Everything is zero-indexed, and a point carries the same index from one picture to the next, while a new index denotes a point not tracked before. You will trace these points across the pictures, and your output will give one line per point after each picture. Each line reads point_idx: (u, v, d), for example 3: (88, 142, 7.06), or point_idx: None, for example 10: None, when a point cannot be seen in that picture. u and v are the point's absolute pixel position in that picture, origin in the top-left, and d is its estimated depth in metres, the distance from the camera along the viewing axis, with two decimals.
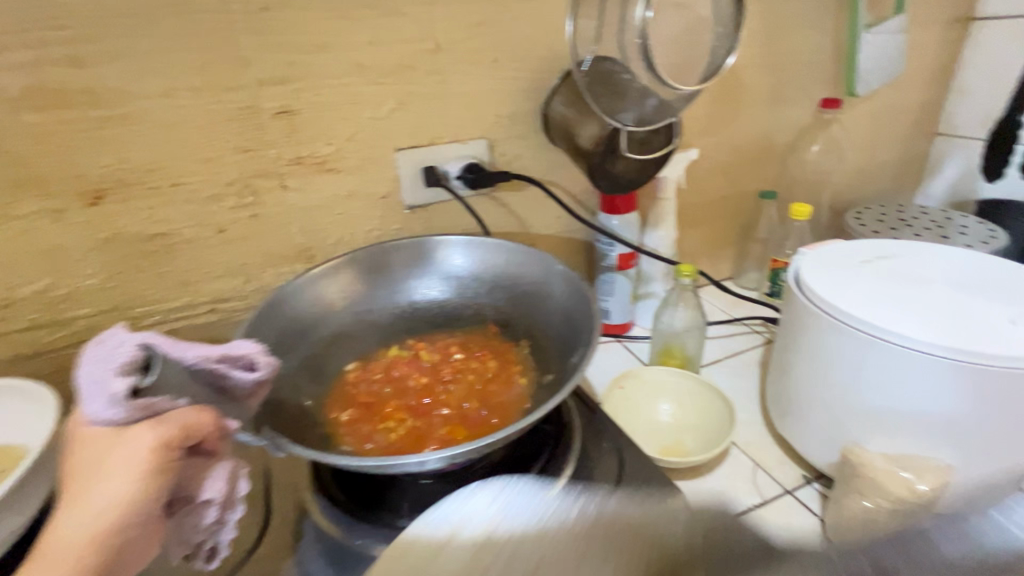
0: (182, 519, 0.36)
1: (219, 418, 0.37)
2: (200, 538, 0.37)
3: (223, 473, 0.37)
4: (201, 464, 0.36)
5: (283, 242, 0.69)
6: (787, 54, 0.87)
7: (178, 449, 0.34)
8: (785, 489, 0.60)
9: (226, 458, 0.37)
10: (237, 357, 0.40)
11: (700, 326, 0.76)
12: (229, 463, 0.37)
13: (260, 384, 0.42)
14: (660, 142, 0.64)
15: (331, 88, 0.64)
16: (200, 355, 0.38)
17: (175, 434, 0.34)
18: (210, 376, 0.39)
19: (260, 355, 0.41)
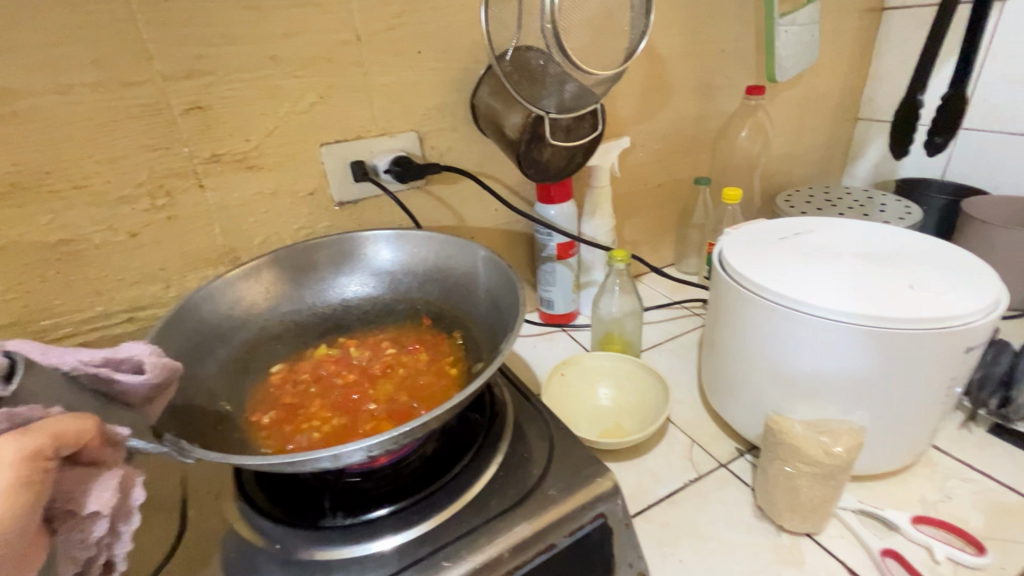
0: (69, 535, 0.34)
1: (100, 425, 0.36)
2: (91, 554, 0.35)
3: (112, 482, 0.35)
4: (83, 475, 0.35)
5: (205, 244, 0.66)
6: (711, 43, 0.90)
7: (53, 459, 0.32)
8: (719, 463, 0.61)
9: (115, 467, 0.36)
10: (122, 360, 0.41)
11: (637, 311, 0.77)
12: (118, 472, 0.36)
13: (154, 387, 0.42)
14: (585, 130, 0.66)
15: (246, 82, 0.62)
16: (77, 361, 0.39)
17: (47, 443, 0.32)
18: (91, 382, 0.40)
19: (149, 357, 0.41)
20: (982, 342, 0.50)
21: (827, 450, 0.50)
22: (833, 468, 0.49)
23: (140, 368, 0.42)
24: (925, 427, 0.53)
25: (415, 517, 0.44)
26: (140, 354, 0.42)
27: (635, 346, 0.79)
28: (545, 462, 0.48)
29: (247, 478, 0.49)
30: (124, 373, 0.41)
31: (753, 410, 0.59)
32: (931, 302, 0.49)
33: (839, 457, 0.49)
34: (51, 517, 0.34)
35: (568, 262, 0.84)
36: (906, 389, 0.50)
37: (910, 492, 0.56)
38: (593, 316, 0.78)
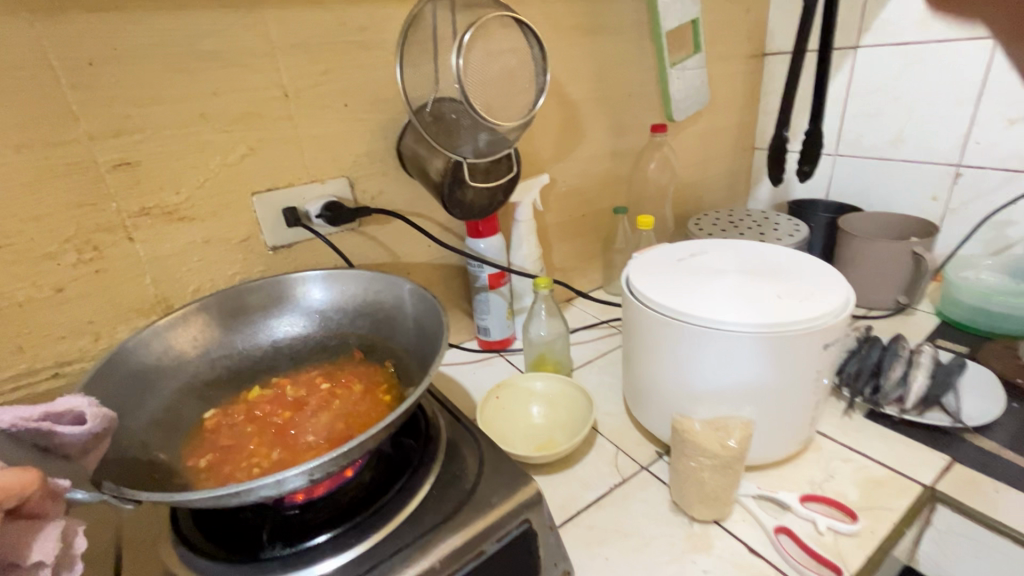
0: None
1: (43, 478, 0.37)
2: None
3: (55, 533, 0.37)
4: (24, 527, 0.36)
5: (136, 295, 0.67)
6: (616, 88, 1.01)
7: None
8: (641, 466, 0.67)
9: (55, 519, 0.38)
10: (62, 413, 0.42)
11: (564, 332, 0.84)
12: (59, 522, 0.38)
13: (95, 437, 0.43)
14: (502, 171, 0.73)
15: (175, 138, 0.65)
16: (16, 417, 0.40)
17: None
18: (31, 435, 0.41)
19: (88, 409, 0.42)
20: (839, 339, 0.59)
21: (723, 444, 0.57)
22: (728, 458, 0.56)
23: (80, 419, 0.43)
24: (804, 416, 0.62)
25: (352, 540, 0.47)
26: (78, 406, 0.43)
27: (565, 365, 0.85)
28: (475, 477, 0.53)
29: (184, 520, 0.50)
30: (64, 425, 0.42)
31: (665, 414, 0.66)
32: (794, 307, 0.57)
33: (733, 448, 0.57)
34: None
35: (500, 291, 0.90)
36: (782, 384, 0.58)
37: (800, 475, 0.64)
38: (525, 340, 0.84)
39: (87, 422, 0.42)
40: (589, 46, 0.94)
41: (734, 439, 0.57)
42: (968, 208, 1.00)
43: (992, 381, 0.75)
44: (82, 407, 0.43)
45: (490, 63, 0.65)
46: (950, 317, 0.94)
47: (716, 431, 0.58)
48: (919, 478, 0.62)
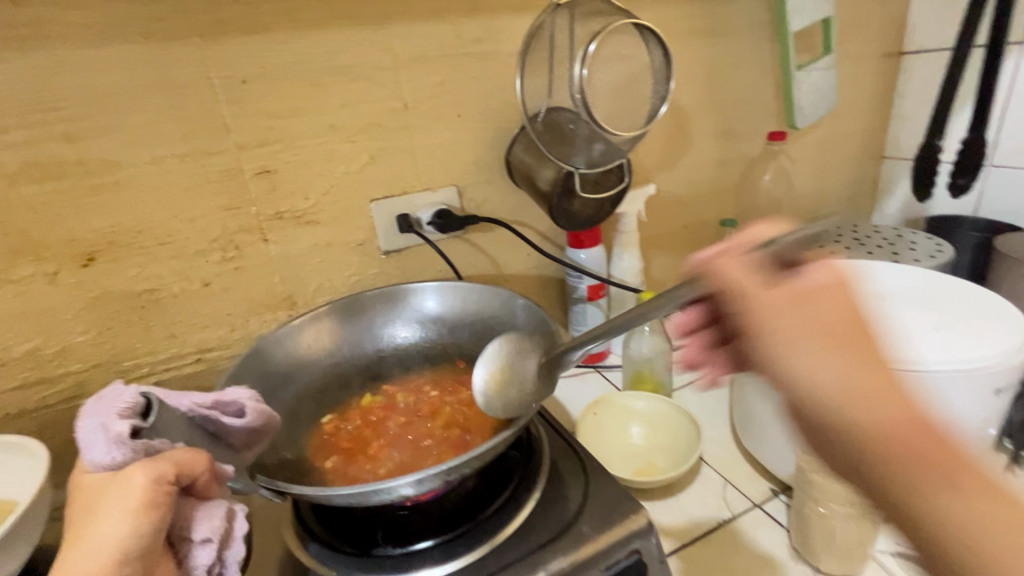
0: (183, 559, 0.40)
1: (213, 463, 0.43)
2: None
3: (218, 512, 0.42)
4: (196, 506, 0.42)
5: (266, 291, 0.73)
6: (730, 94, 0.95)
7: (173, 486, 0.39)
8: (754, 504, 0.62)
9: (220, 501, 0.43)
10: (228, 404, 0.48)
11: (667, 351, 0.80)
12: (222, 504, 0.42)
13: (252, 429, 0.49)
14: (610, 182, 0.71)
15: (307, 147, 0.70)
16: (191, 404, 0.46)
17: (169, 470, 0.39)
18: (203, 421, 0.47)
19: (249, 402, 0.48)
20: (1009, 385, 0.51)
21: (856, 491, 0.51)
22: (861, 507, 0.50)
23: (240, 411, 0.49)
24: None
25: (459, 549, 0.47)
26: (241, 400, 0.49)
27: (666, 385, 0.81)
28: (582, 498, 0.51)
29: (305, 508, 0.53)
30: (228, 415, 0.48)
31: (784, 449, 0.60)
32: (953, 345, 0.50)
33: (867, 497, 0.50)
34: (170, 540, 0.40)
35: (598, 303, 0.88)
36: None
37: None
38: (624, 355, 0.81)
39: (246, 414, 0.48)
40: (703, 50, 0.90)
41: (872, 488, 0.51)
42: None
43: None
44: (243, 400, 0.49)
45: (609, 73, 0.64)
46: None
47: (846, 476, 0.52)
48: None
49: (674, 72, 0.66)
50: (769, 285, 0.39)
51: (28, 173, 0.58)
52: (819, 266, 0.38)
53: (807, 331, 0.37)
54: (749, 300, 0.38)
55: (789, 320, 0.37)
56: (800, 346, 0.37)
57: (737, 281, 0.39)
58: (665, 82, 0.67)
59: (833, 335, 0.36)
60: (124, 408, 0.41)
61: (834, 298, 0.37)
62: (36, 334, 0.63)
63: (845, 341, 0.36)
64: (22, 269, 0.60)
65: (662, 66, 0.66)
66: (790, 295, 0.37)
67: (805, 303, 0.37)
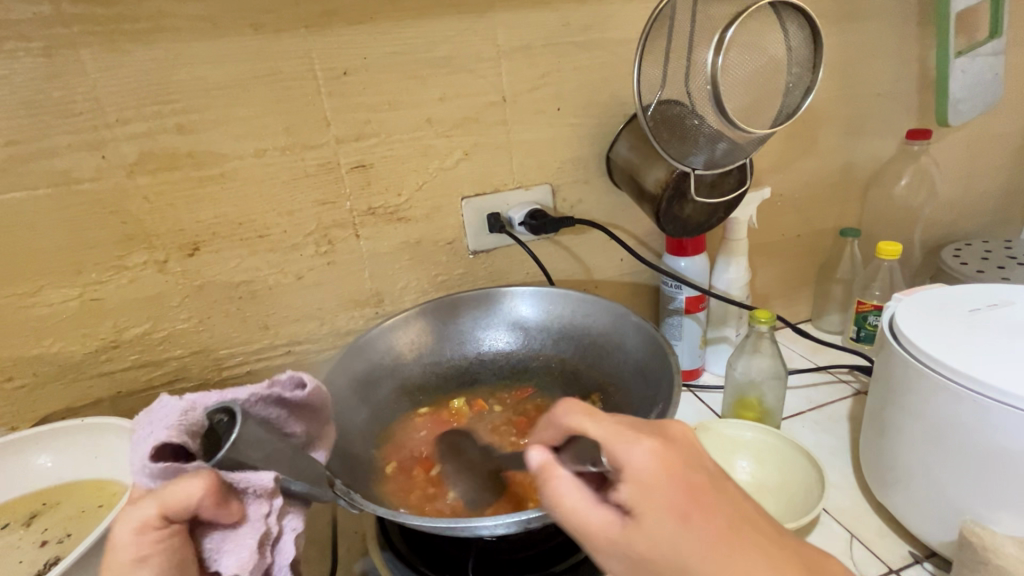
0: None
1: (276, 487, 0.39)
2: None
3: (242, 538, 0.36)
4: (216, 533, 0.36)
5: (355, 287, 0.72)
6: (863, 86, 0.83)
7: (168, 521, 0.34)
8: (889, 569, 0.54)
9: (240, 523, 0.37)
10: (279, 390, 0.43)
11: (781, 377, 0.70)
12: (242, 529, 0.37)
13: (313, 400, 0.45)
14: (730, 185, 0.63)
15: (403, 142, 0.67)
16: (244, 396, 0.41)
17: (153, 514, 0.34)
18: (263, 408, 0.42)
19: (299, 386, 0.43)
20: None
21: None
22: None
23: (295, 397, 0.44)
24: None
25: None
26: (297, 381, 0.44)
27: (775, 415, 0.72)
28: None
29: (389, 524, 0.52)
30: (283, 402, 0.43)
31: (930, 511, 0.51)
32: None
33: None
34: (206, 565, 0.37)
35: (696, 317, 0.81)
36: None
37: None
38: (728, 377, 0.73)
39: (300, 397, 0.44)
40: (836, 36, 0.79)
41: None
42: None
43: None
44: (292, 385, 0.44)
45: (744, 58, 0.55)
46: None
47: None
48: None
49: (820, 59, 0.57)
50: (632, 465, 0.32)
51: (144, 163, 0.59)
52: (641, 442, 0.33)
53: (691, 528, 0.31)
54: (647, 492, 0.31)
55: (655, 518, 0.31)
56: (681, 547, 0.30)
57: (626, 458, 0.32)
58: (807, 75, 0.58)
59: (696, 521, 0.31)
60: (189, 425, 0.37)
61: (681, 474, 0.32)
62: (145, 319, 0.65)
63: (729, 525, 0.31)
64: (136, 256, 0.62)
65: (806, 57, 0.58)
66: (636, 488, 0.32)
67: (649, 495, 0.31)
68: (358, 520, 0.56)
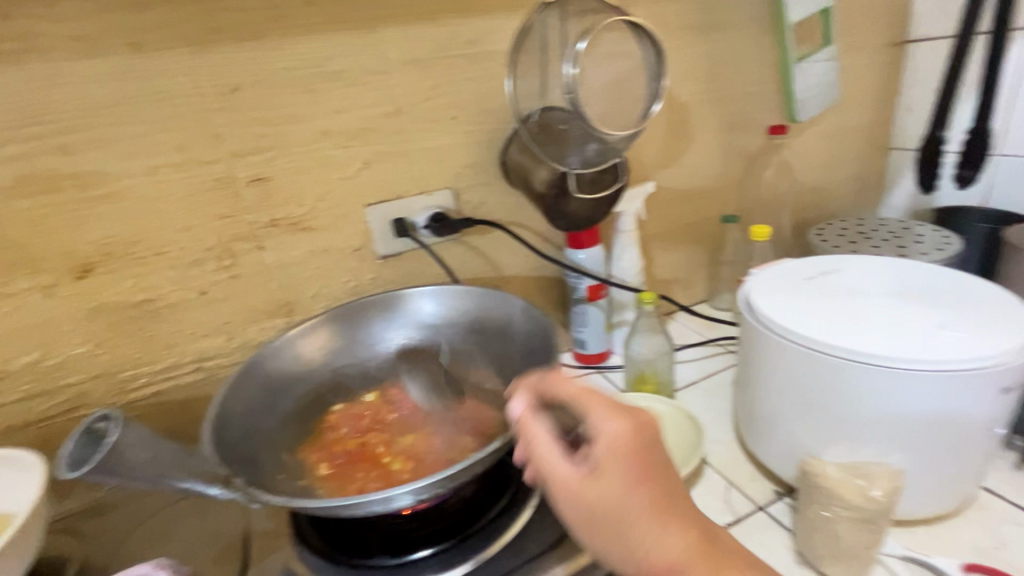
0: None
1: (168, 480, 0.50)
2: None
3: None
4: None
5: (263, 298, 0.73)
6: (729, 88, 0.94)
7: None
8: (757, 506, 0.62)
9: None
10: None
11: (668, 352, 0.79)
12: None
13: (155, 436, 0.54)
14: (608, 181, 0.70)
15: (300, 154, 0.69)
16: None
17: None
18: None
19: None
20: (1019, 383, 0.49)
21: (869, 493, 0.50)
22: (864, 509, 0.50)
23: None
24: (970, 470, 0.52)
25: (455, 559, 0.49)
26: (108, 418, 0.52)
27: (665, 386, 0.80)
28: None
29: (305, 522, 0.55)
30: None
31: (786, 451, 0.59)
32: (961, 344, 0.49)
33: (877, 500, 0.49)
34: None
35: (598, 304, 0.88)
36: (940, 429, 0.50)
37: (962, 538, 0.54)
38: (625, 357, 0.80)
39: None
40: (701, 46, 0.88)
41: (882, 493, 0.50)
42: None
43: None
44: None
45: (600, 67, 0.63)
46: None
47: (856, 477, 0.51)
48: None
49: (666, 65, 0.66)
50: (607, 434, 0.40)
51: (22, 187, 0.58)
52: (615, 419, 0.40)
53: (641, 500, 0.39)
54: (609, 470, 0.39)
55: (611, 482, 0.39)
56: (631, 510, 0.38)
57: (602, 430, 0.40)
58: (655, 79, 0.67)
59: (644, 489, 0.39)
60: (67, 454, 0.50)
61: (642, 456, 0.39)
62: (35, 347, 0.63)
63: (669, 499, 0.39)
64: (20, 281, 0.61)
65: (653, 63, 0.66)
66: (609, 451, 0.39)
67: (617, 464, 0.39)
68: (272, 520, 0.57)
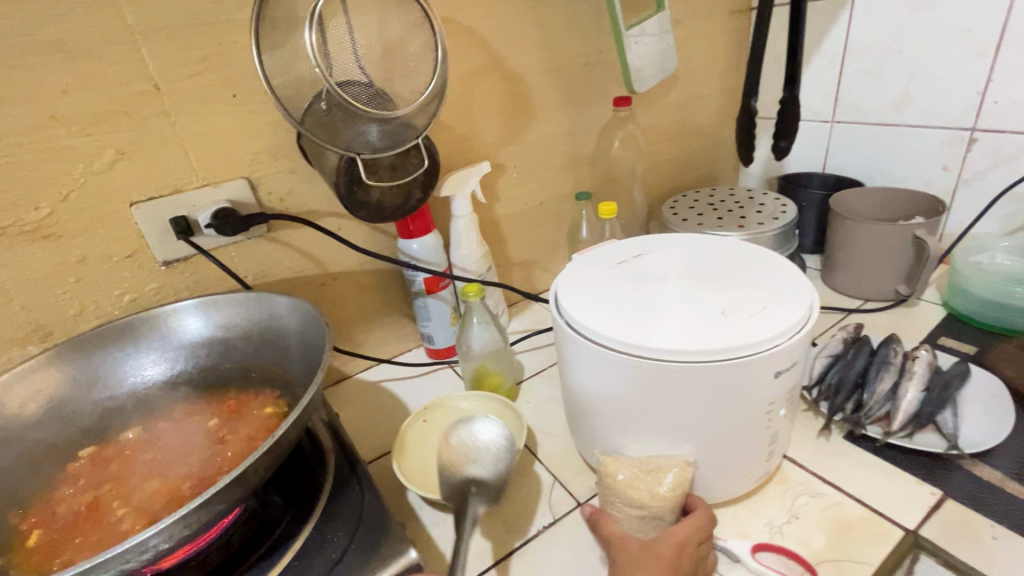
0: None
1: None
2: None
3: None
4: None
5: (3, 324, 0.60)
6: (570, 58, 0.89)
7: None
8: (577, 502, 0.60)
9: None
10: None
11: (505, 470, 0.58)
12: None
13: None
14: (413, 164, 0.63)
15: (22, 146, 0.56)
16: None
17: None
18: None
19: None
20: (795, 363, 0.48)
21: (656, 488, 0.50)
22: (649, 505, 0.50)
23: None
24: (757, 449, 0.51)
25: None
26: None
27: (477, 503, 0.54)
28: (346, 542, 0.45)
29: None
30: None
31: (598, 445, 0.56)
32: (736, 329, 0.46)
33: (662, 496, 0.50)
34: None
35: (439, 296, 0.82)
36: (725, 416, 0.48)
37: (758, 516, 0.54)
38: (451, 446, 0.61)
39: None
40: (533, 11, 0.82)
41: (667, 487, 0.50)
42: (984, 179, 0.86)
43: (999, 392, 0.63)
44: None
45: (364, 33, 0.55)
46: (956, 308, 0.82)
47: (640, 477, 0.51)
48: (900, 520, 0.52)
49: (440, 29, 0.59)
50: None
51: None
52: None
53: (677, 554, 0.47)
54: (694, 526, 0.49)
55: None
56: None
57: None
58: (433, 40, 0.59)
59: None
60: None
61: None
62: None
63: None
64: None
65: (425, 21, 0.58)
66: None
67: None
68: None
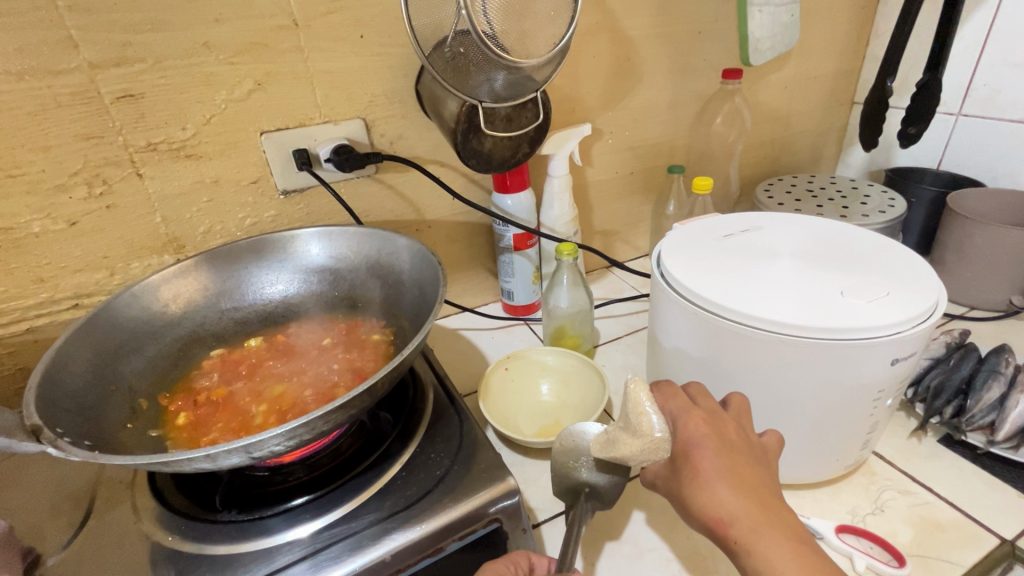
0: None
1: None
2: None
3: None
4: None
5: (145, 232, 0.67)
6: (685, 23, 0.85)
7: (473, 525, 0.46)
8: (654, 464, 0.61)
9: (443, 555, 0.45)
10: None
11: (621, 480, 0.52)
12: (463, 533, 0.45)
13: None
14: (527, 119, 0.66)
15: (176, 70, 0.60)
16: None
17: None
18: None
19: None
20: (914, 353, 0.46)
21: (643, 430, 0.44)
22: (659, 446, 0.43)
23: None
24: (853, 437, 0.51)
25: (306, 515, 0.45)
26: None
27: (590, 508, 0.53)
28: (449, 463, 0.49)
29: (163, 479, 0.50)
30: None
31: None
32: (854, 310, 0.45)
33: (663, 429, 0.43)
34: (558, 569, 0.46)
35: (526, 254, 0.83)
36: (828, 397, 0.48)
37: (841, 503, 0.54)
38: (562, 441, 0.55)
39: None
40: None
41: (654, 407, 0.45)
42: None
43: None
44: None
45: None
46: None
47: (628, 431, 0.46)
48: (998, 530, 0.51)
49: None
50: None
51: None
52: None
53: (697, 425, 0.44)
54: (672, 395, 0.47)
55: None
56: None
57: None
58: None
59: None
60: None
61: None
62: None
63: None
64: None
65: None
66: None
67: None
68: (127, 470, 0.51)
